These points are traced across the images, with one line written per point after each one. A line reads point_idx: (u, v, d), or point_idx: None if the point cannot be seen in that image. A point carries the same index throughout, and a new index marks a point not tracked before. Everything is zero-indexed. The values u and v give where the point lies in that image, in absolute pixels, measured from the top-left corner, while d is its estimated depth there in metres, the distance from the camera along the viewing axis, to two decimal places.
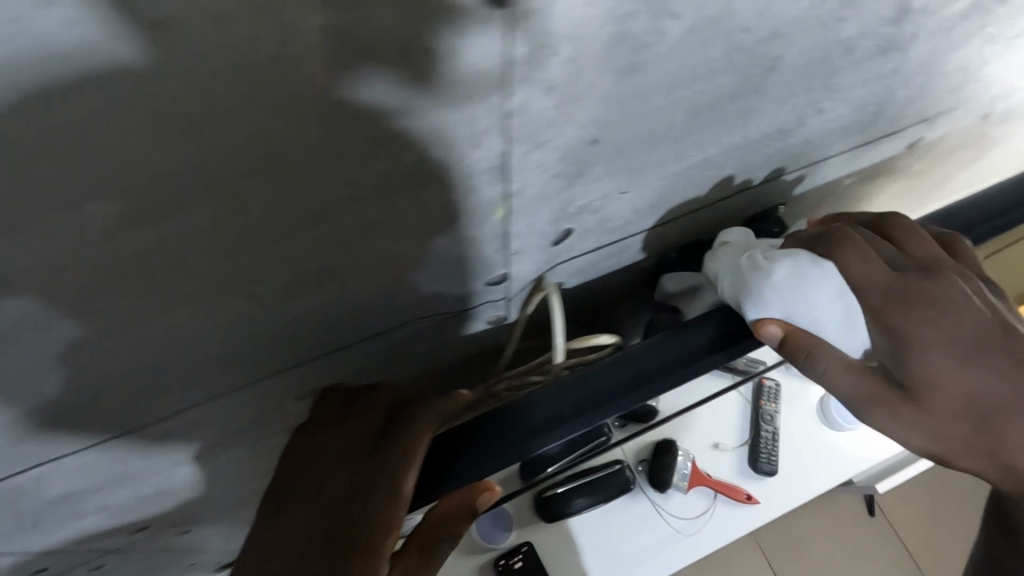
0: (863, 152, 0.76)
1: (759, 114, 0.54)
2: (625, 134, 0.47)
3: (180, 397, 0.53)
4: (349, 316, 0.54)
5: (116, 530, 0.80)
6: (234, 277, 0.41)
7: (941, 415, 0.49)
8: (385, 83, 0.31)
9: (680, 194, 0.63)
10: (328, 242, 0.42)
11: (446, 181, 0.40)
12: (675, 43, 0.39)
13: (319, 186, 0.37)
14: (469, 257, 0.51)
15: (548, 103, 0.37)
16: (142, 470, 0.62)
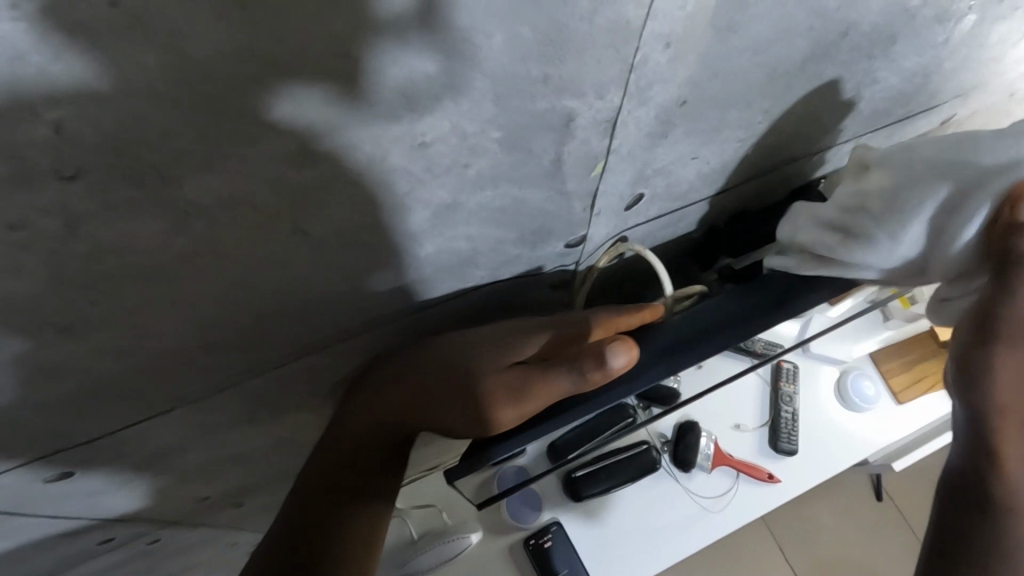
0: (901, 126, 0.79)
1: (823, 80, 0.57)
2: (708, 94, 0.49)
3: (276, 350, 0.56)
4: (438, 273, 0.57)
5: (179, 494, 0.83)
6: (355, 225, 0.43)
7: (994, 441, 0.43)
8: (538, 39, 0.33)
9: (740, 162, 0.66)
10: (442, 194, 0.44)
11: (561, 139, 0.42)
12: (772, 3, 0.41)
13: (449, 139, 0.39)
14: (557, 217, 0.54)
15: (661, 59, 0.40)
16: (222, 426, 0.65)
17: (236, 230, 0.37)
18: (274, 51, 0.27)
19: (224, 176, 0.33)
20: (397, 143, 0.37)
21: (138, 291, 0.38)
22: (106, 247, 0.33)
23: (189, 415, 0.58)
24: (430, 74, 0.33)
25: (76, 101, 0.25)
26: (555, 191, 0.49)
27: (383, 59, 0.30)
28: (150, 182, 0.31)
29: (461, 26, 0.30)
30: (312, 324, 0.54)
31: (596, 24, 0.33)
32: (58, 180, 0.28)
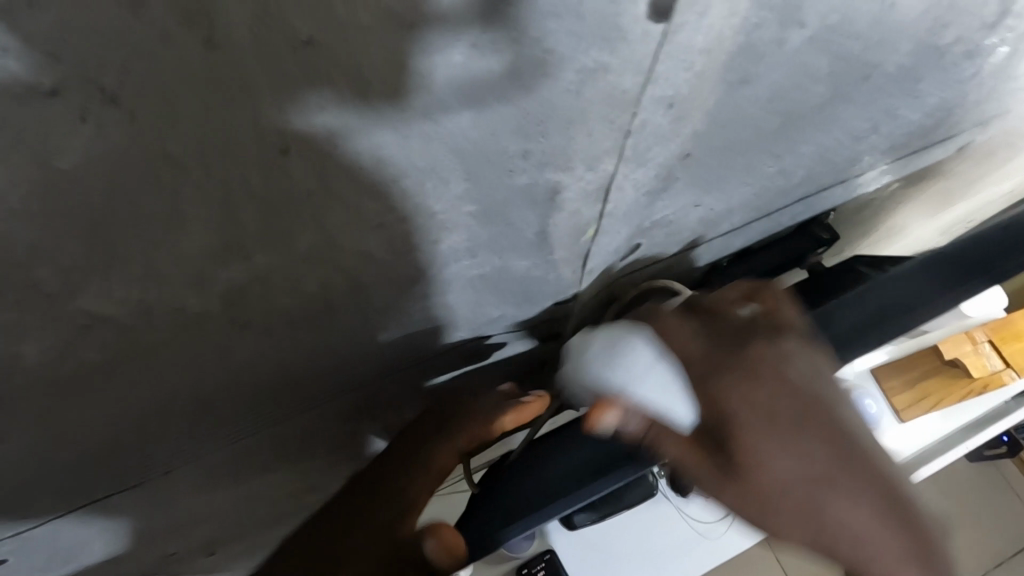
0: (917, 156, 0.74)
1: (840, 121, 0.51)
2: (714, 145, 0.43)
3: (231, 429, 0.49)
4: (412, 338, 0.51)
5: (146, 557, 0.77)
6: (308, 310, 0.37)
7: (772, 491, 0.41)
8: (515, 109, 0.27)
9: (747, 203, 0.60)
10: (409, 269, 0.38)
11: (548, 211, 0.36)
12: (791, 50, 0.35)
13: (413, 215, 0.33)
14: (547, 282, 0.48)
15: (663, 119, 0.33)
16: (179, 498, 0.59)
17: (157, 332, 0.31)
18: (172, 149, 0.21)
19: (132, 283, 0.27)
20: (348, 227, 0.31)
21: (44, 404, 0.32)
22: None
23: (137, 495, 0.53)
24: (381, 153, 0.27)
25: None
26: (542, 259, 0.43)
27: (318, 144, 0.24)
28: (33, 301, 0.25)
29: (412, 101, 0.24)
30: (270, 400, 0.48)
31: (584, 96, 0.27)
32: None
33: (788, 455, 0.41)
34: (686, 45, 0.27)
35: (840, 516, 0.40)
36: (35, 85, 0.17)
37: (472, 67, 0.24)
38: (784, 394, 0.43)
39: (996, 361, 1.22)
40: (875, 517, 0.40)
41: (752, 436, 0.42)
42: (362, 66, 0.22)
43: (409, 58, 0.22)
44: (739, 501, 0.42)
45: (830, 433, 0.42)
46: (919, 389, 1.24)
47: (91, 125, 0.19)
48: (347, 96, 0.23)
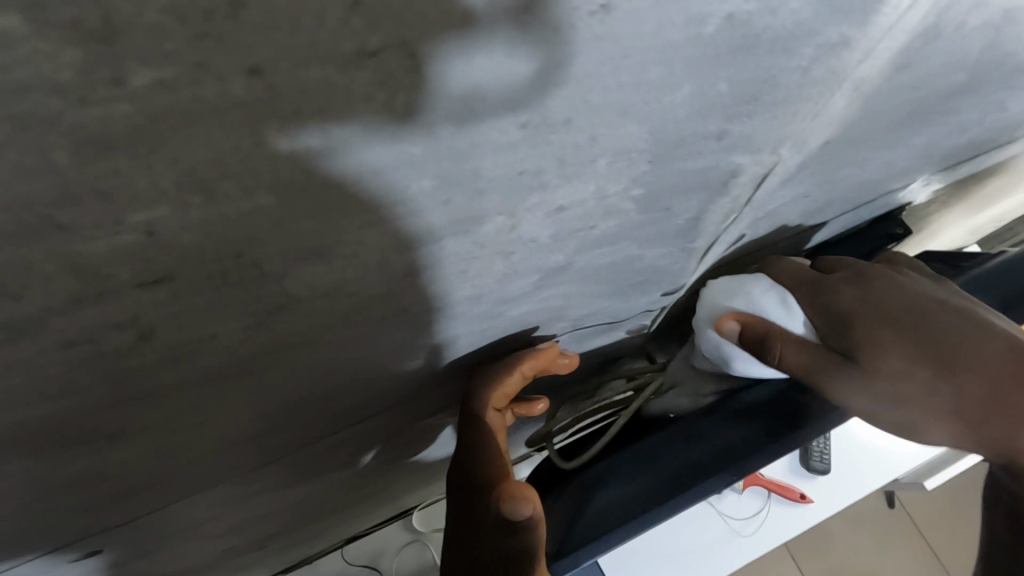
0: (993, 153, 0.73)
1: (956, 113, 0.51)
2: (851, 134, 0.43)
3: (338, 420, 0.49)
4: (522, 330, 0.50)
5: (206, 551, 0.75)
6: (456, 298, 0.36)
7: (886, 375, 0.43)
8: (733, 88, 0.26)
9: (842, 197, 0.59)
10: (558, 257, 0.37)
11: (708, 197, 0.35)
12: (961, 36, 0.35)
13: (587, 202, 0.32)
14: (664, 272, 0.47)
15: (840, 104, 0.33)
16: (262, 491, 0.58)
17: (332, 316, 0.30)
18: (436, 126, 0.21)
19: (335, 263, 0.26)
20: (532, 212, 0.30)
21: (208, 389, 0.31)
22: (182, 352, 0.26)
23: (234, 486, 0.51)
24: (412, 180, 0.23)
25: (180, 201, 0.18)
26: (677, 247, 0.42)
27: (550, 124, 0.24)
28: (249, 280, 0.24)
29: (427, 117, 0.20)
30: (382, 391, 0.47)
31: (807, 74, 0.26)
32: (137, 290, 0.21)
33: (922, 380, 0.42)
34: (906, 25, 0.27)
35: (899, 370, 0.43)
36: (362, 47, 0.16)
37: (495, 71, 0.20)
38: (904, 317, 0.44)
39: None
40: (960, 411, 0.41)
41: (884, 351, 0.44)
42: (425, 83, 0.18)
43: (440, 79, 0.19)
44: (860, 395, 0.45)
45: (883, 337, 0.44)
46: None
47: (384, 94, 0.18)
48: (365, 114, 0.18)
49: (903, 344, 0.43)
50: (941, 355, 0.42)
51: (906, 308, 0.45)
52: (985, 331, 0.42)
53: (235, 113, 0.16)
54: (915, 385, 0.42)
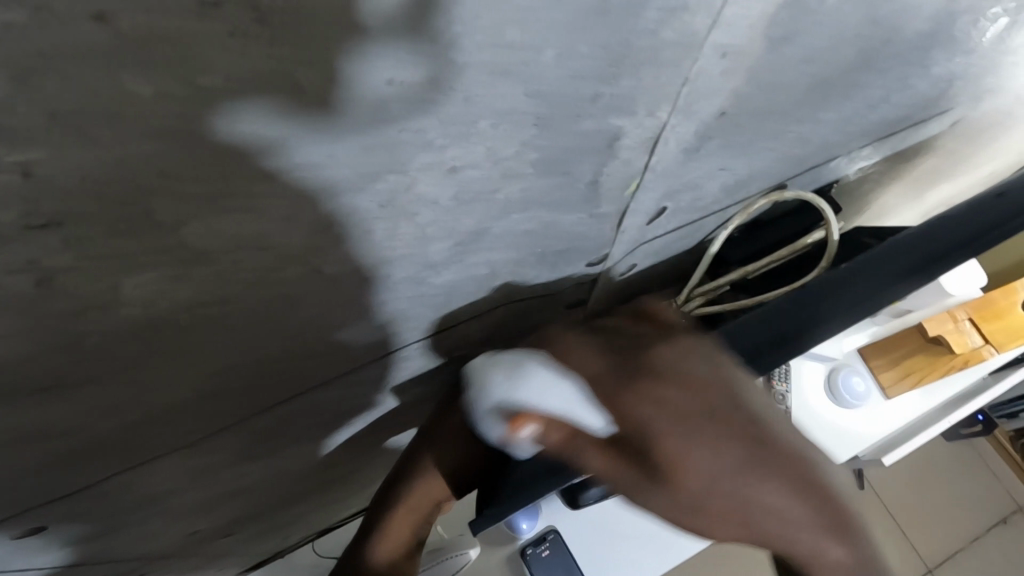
0: (916, 131, 0.78)
1: (858, 89, 0.54)
2: (749, 106, 0.46)
3: (279, 391, 0.51)
4: (454, 301, 0.52)
5: (171, 536, 0.77)
6: (374, 263, 0.39)
7: (730, 493, 0.44)
8: (595, 50, 0.29)
9: (765, 170, 0.63)
10: (469, 223, 0.40)
11: (604, 158, 0.38)
12: (830, 10, 0.38)
13: (483, 165, 0.34)
14: (585, 240, 0.50)
15: (718, 71, 0.36)
16: (216, 467, 0.60)
17: (241, 273, 0.32)
18: (302, 77, 0.23)
19: (231, 218, 0.28)
20: (428, 172, 0.32)
21: (129, 346, 0.33)
22: (90, 302, 0.28)
23: (181, 459, 0.53)
24: (278, 147, 0.26)
25: (54, 144, 0.20)
26: (590, 213, 0.45)
27: (417, 80, 0.26)
28: (145, 230, 0.26)
29: (332, 107, 0.25)
30: (316, 360, 0.49)
31: (662, 36, 0.29)
32: (29, 235, 0.23)
33: (706, 453, 0.44)
34: None
35: (696, 477, 0.44)
36: None
37: (386, 75, 0.25)
38: (672, 388, 0.48)
39: (977, 338, 1.38)
40: (741, 484, 0.44)
41: (675, 442, 0.45)
42: (323, 79, 0.23)
43: (332, 80, 0.24)
44: (669, 503, 0.45)
45: (756, 462, 0.44)
46: (902, 368, 1.43)
47: (239, 44, 0.20)
48: (279, 106, 0.24)
49: (687, 434, 0.45)
50: (708, 427, 0.45)
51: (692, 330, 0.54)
52: (707, 458, 0.44)
53: (90, 57, 0.18)
54: (762, 502, 0.43)
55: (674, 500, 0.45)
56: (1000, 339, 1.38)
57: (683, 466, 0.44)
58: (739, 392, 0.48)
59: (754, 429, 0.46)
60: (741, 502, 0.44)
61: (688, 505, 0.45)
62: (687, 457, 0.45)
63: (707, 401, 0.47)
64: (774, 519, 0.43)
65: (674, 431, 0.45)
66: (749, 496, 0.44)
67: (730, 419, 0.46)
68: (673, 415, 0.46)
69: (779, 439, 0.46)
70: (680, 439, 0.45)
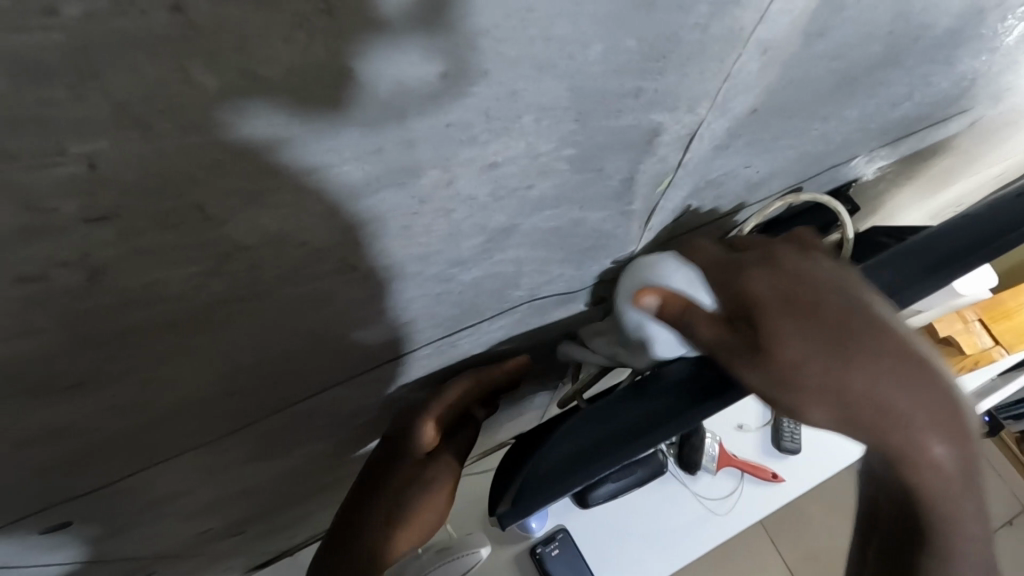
0: (933, 131, 0.78)
1: (883, 86, 0.54)
2: (777, 103, 0.46)
3: (303, 386, 0.51)
4: (478, 298, 0.52)
5: (185, 533, 0.77)
6: (407, 259, 0.39)
7: (865, 402, 0.35)
8: (640, 46, 0.28)
9: (786, 168, 0.63)
10: (501, 220, 0.40)
11: (638, 154, 0.38)
12: (865, 7, 0.38)
13: (520, 161, 0.34)
14: (611, 237, 0.50)
15: (754, 67, 0.36)
16: (236, 463, 0.60)
17: (279, 268, 0.32)
18: (355, 70, 0.23)
19: (274, 213, 0.28)
20: (467, 167, 0.32)
21: (165, 340, 0.33)
22: (132, 296, 0.28)
23: (203, 455, 0.53)
24: (286, 143, 0.25)
25: (116, 135, 0.20)
26: (617, 210, 0.45)
27: (466, 74, 0.26)
28: (191, 224, 0.26)
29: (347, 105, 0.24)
30: (341, 357, 0.49)
31: (706, 31, 0.29)
32: (83, 227, 0.23)
33: (797, 334, 0.36)
34: None
35: (787, 348, 0.36)
36: None
37: (403, 71, 0.24)
38: (767, 269, 0.40)
39: (987, 338, 1.37)
40: (848, 397, 0.36)
41: (782, 323, 0.37)
42: (358, 75, 0.23)
43: (363, 76, 0.23)
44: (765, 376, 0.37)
45: (854, 343, 0.36)
46: None
47: (302, 36, 0.20)
48: (290, 105, 0.23)
49: (896, 358, 0.36)
50: (863, 334, 0.36)
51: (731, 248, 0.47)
52: (878, 298, 0.38)
53: (157, 48, 0.18)
54: (870, 388, 0.35)
55: (766, 375, 0.36)
56: (1009, 340, 1.38)
57: (787, 320, 0.37)
58: (827, 282, 0.39)
59: (848, 311, 0.37)
60: (849, 326, 0.36)
61: (803, 373, 0.36)
62: (785, 309, 0.37)
63: (786, 285, 0.39)
64: (897, 420, 0.36)
65: (771, 320, 0.37)
66: (860, 399, 0.36)
67: (847, 319, 0.37)
68: (771, 282, 0.39)
69: (875, 323, 0.37)
70: (790, 349, 0.36)
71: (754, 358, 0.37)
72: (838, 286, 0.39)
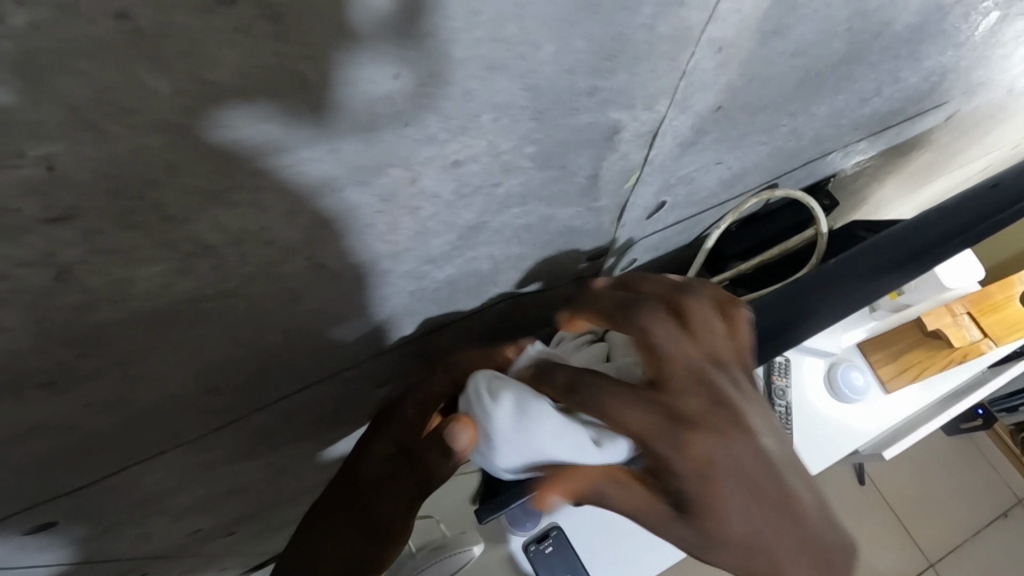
0: (909, 125, 0.79)
1: (851, 82, 0.55)
2: (743, 100, 0.46)
3: (284, 385, 0.52)
4: (455, 296, 0.53)
5: (175, 534, 0.78)
6: (377, 257, 0.40)
7: None
8: (590, 45, 0.29)
9: (760, 165, 0.63)
10: (470, 217, 0.41)
11: (602, 150, 0.39)
12: (821, 6, 0.39)
13: (483, 158, 0.35)
14: (583, 233, 0.51)
15: (710, 65, 0.36)
16: (220, 463, 0.61)
17: (245, 266, 0.33)
18: (304, 73, 0.24)
19: (236, 211, 0.29)
20: (428, 165, 0.33)
21: (137, 338, 0.34)
22: (98, 295, 0.29)
23: (186, 455, 0.54)
24: (277, 150, 0.26)
25: (70, 138, 0.21)
26: (585, 206, 0.46)
27: (418, 73, 0.27)
28: (152, 224, 0.27)
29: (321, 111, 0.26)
30: (320, 355, 0.50)
31: (655, 30, 0.30)
32: (44, 227, 0.24)
33: (760, 516, 0.36)
34: None
35: (731, 529, 0.36)
36: None
37: (374, 82, 0.26)
38: (740, 440, 0.36)
39: (976, 331, 1.41)
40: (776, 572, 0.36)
41: (720, 488, 0.36)
42: (325, 78, 0.24)
43: (331, 79, 0.25)
44: (692, 537, 0.37)
45: (796, 516, 0.36)
46: (901, 362, 1.43)
47: (248, 42, 0.21)
48: (278, 114, 0.25)
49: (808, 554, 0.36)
50: (789, 512, 0.36)
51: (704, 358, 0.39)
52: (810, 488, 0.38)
53: (106, 53, 0.19)
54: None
55: (685, 534, 0.37)
56: (997, 333, 1.41)
57: (731, 495, 0.36)
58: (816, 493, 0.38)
59: (789, 488, 0.37)
60: (779, 541, 0.36)
61: (730, 544, 0.36)
62: (733, 473, 0.36)
63: (766, 471, 0.36)
64: None
65: (737, 486, 0.36)
66: (783, 571, 0.36)
67: (798, 505, 0.37)
68: (749, 443, 0.36)
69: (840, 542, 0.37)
70: (721, 500, 0.36)
71: (689, 520, 0.36)
72: (791, 460, 0.38)
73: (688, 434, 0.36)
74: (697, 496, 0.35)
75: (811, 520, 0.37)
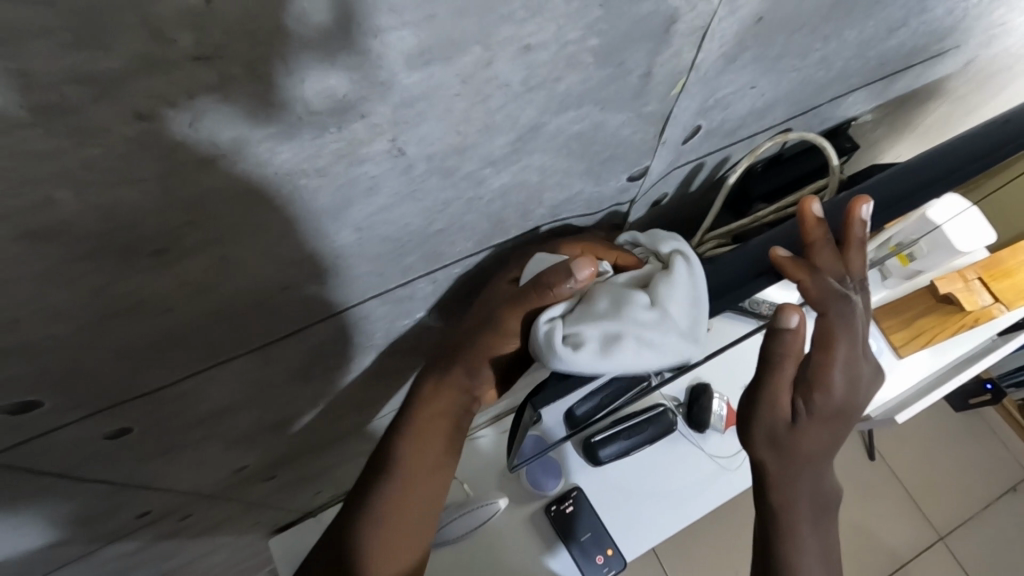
0: (927, 69, 0.81)
1: (882, 7, 0.57)
2: (785, 15, 0.49)
3: (349, 295, 0.55)
4: (506, 211, 0.56)
5: (224, 467, 0.81)
6: (447, 152, 0.43)
7: (817, 455, 0.61)
8: None
9: (788, 96, 0.66)
10: (531, 117, 0.44)
11: (655, 44, 0.41)
12: None
13: (553, 47, 0.38)
14: (628, 146, 0.54)
15: None
16: (279, 381, 0.64)
17: (339, 141, 0.36)
18: None
19: (343, 75, 0.32)
20: (505, 47, 0.36)
21: (234, 209, 0.37)
22: (216, 154, 0.32)
23: (252, 365, 0.57)
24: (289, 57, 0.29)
25: None
26: (633, 112, 0.49)
27: None
28: (272, 78, 0.30)
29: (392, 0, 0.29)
30: (380, 264, 0.53)
31: None
32: (190, 66, 0.27)
33: (833, 400, 0.59)
34: None
35: (796, 417, 0.60)
36: None
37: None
38: (844, 346, 0.59)
39: (987, 296, 1.40)
40: (823, 442, 0.61)
41: (811, 393, 0.59)
42: None
43: None
44: (782, 430, 0.61)
45: (834, 408, 0.60)
46: (913, 328, 1.46)
47: None
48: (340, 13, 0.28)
49: (835, 427, 0.61)
50: (828, 406, 0.59)
51: (834, 291, 0.58)
52: (850, 379, 0.59)
53: None
54: (823, 445, 0.61)
55: (782, 434, 0.61)
56: (1009, 297, 1.40)
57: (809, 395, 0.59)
58: (855, 373, 0.60)
59: (842, 381, 0.59)
60: (831, 415, 0.60)
61: (799, 432, 0.60)
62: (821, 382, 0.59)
63: (816, 372, 0.59)
64: (822, 459, 0.62)
65: (849, 382, 0.60)
66: (826, 438, 0.61)
67: (842, 401, 0.60)
68: (833, 357, 0.59)
69: (850, 416, 0.62)
70: (838, 395, 0.59)
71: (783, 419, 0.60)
72: (848, 362, 0.59)
73: (818, 342, 0.60)
74: (811, 381, 0.60)
75: (840, 401, 0.60)
